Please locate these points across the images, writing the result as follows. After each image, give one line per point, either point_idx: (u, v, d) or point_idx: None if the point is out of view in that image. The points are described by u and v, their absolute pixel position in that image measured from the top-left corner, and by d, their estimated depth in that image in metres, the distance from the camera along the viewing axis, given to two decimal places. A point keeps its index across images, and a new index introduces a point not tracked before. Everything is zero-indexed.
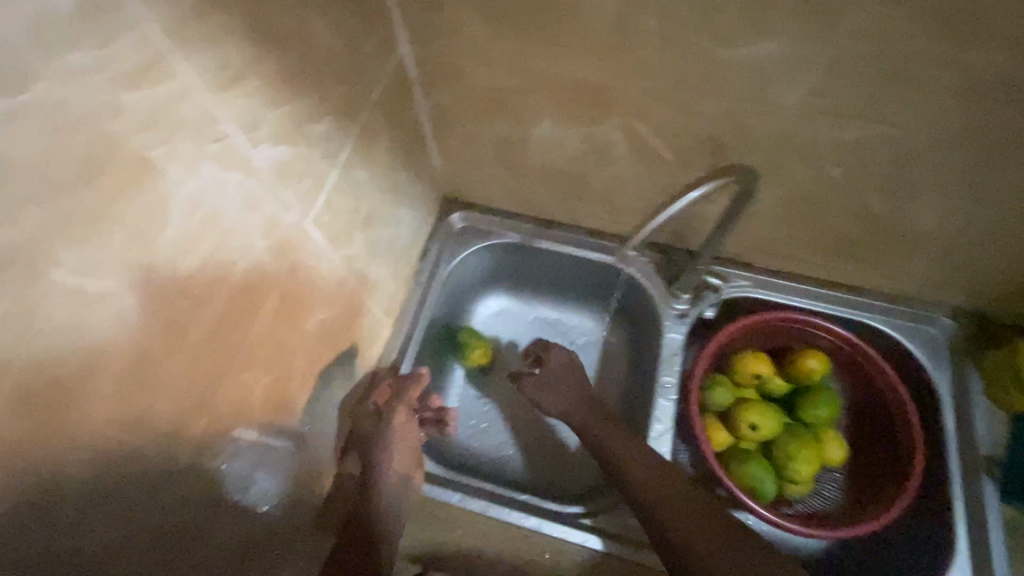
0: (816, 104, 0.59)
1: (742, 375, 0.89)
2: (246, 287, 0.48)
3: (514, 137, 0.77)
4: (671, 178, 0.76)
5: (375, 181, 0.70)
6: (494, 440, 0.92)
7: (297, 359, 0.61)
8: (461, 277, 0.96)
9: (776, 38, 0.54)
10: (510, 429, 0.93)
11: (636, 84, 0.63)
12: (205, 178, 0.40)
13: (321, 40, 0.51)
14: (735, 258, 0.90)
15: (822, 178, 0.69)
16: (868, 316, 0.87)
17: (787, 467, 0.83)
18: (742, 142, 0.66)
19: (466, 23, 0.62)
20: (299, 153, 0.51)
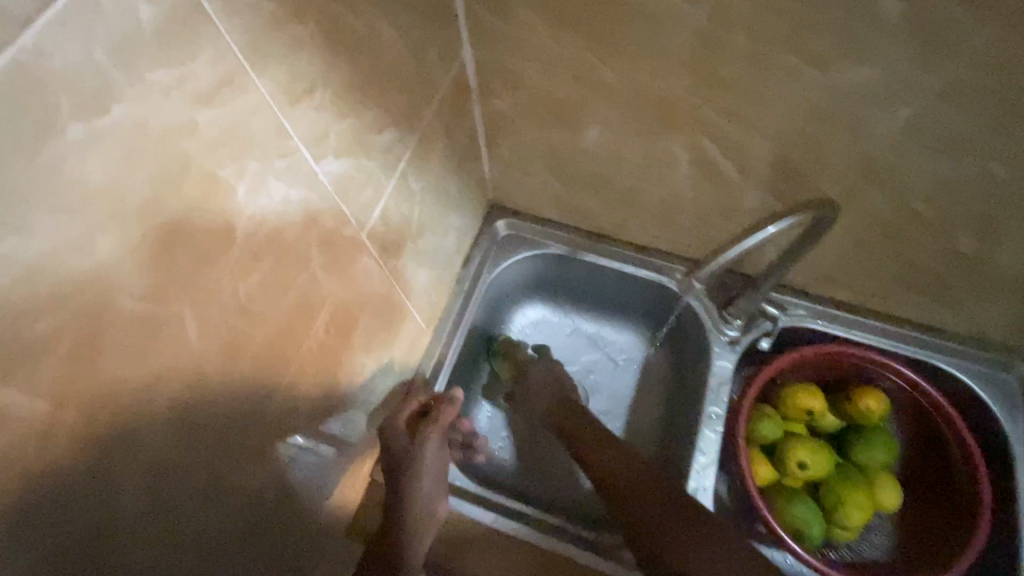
0: (913, 135, 0.54)
1: (792, 408, 0.85)
2: (302, 303, 0.47)
3: (572, 149, 0.74)
4: (736, 200, 0.71)
5: (427, 188, 0.68)
6: (527, 455, 0.91)
7: (342, 371, 0.59)
8: (503, 286, 0.94)
9: (879, 64, 0.49)
10: (542, 445, 0.92)
11: (712, 104, 0.59)
12: (271, 197, 0.39)
13: (389, 47, 0.48)
14: (794, 286, 0.86)
15: (906, 211, 0.64)
16: (935, 357, 0.82)
17: (836, 511, 0.79)
18: (822, 169, 0.62)
19: (534, 32, 0.58)
20: (359, 165, 0.49)
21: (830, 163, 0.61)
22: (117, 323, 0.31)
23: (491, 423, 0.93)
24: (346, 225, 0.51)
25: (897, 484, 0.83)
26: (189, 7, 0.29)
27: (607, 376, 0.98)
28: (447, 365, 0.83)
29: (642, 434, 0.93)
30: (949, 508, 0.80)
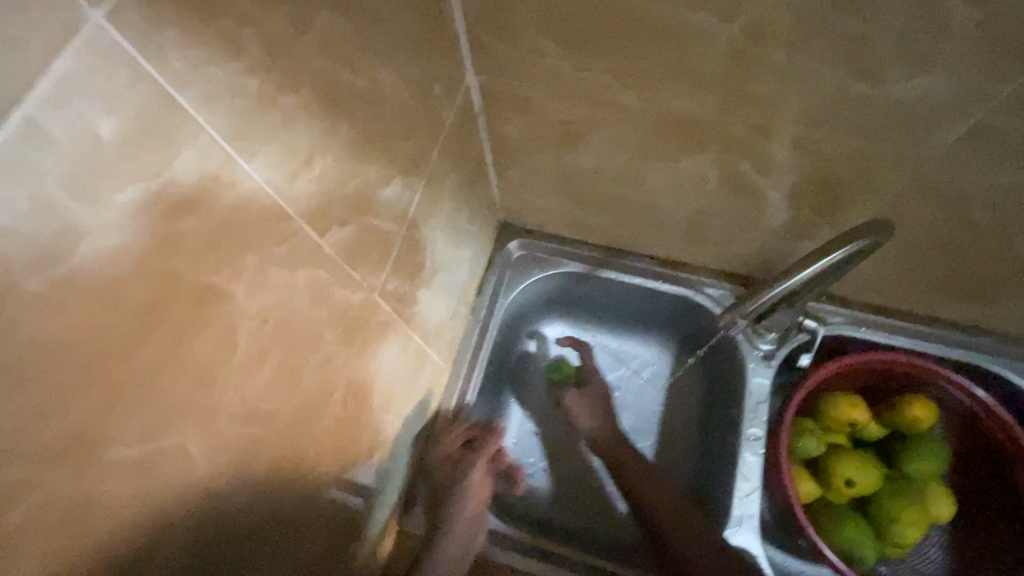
0: (973, 143, 0.49)
1: (833, 420, 0.80)
2: (318, 385, 0.43)
3: (589, 169, 0.69)
4: (769, 215, 0.67)
5: (439, 227, 0.63)
6: (555, 481, 0.87)
7: (366, 436, 0.55)
8: (520, 310, 0.89)
9: (937, 73, 0.44)
10: (570, 472, 0.87)
11: (745, 120, 0.54)
12: (275, 287, 0.35)
13: (390, 95, 0.44)
14: (828, 293, 0.81)
15: (960, 220, 0.58)
16: (985, 360, 0.77)
17: (889, 529, 0.75)
18: (867, 181, 0.57)
19: (547, 55, 0.53)
20: (368, 226, 0.45)
21: (877, 175, 0.56)
22: (112, 471, 0.27)
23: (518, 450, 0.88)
24: (358, 290, 0.46)
25: (951, 491, 0.78)
26: (159, 109, 0.25)
27: (633, 393, 0.93)
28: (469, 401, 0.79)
29: (676, 456, 0.89)
30: (1005, 517, 0.75)
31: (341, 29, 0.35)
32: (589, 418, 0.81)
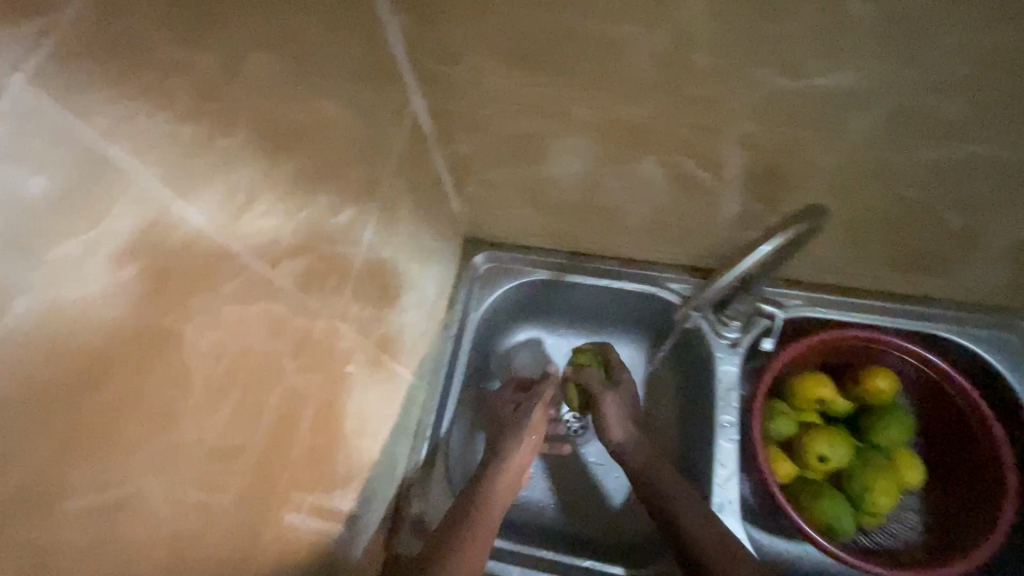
0: (892, 127, 0.52)
1: (802, 400, 0.82)
2: (282, 417, 0.43)
3: (543, 179, 0.71)
4: (718, 209, 0.69)
5: (399, 250, 0.64)
6: (543, 485, 0.86)
7: (340, 463, 0.55)
8: (492, 321, 0.89)
9: (848, 65, 0.47)
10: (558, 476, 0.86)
11: (683, 122, 0.56)
12: (228, 324, 0.35)
13: (334, 127, 0.45)
14: (783, 277, 0.85)
15: (892, 199, 0.62)
16: (935, 327, 0.81)
17: (864, 499, 0.77)
18: (803, 170, 0.60)
19: (488, 76, 0.55)
20: (322, 255, 0.46)
21: (811, 164, 0.58)
22: (70, 523, 0.27)
23: None
24: (317, 320, 0.47)
25: (916, 456, 0.81)
26: (90, 163, 0.26)
27: None
28: (447, 416, 0.79)
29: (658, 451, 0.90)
30: (970, 476, 0.77)
31: (276, 70, 0.36)
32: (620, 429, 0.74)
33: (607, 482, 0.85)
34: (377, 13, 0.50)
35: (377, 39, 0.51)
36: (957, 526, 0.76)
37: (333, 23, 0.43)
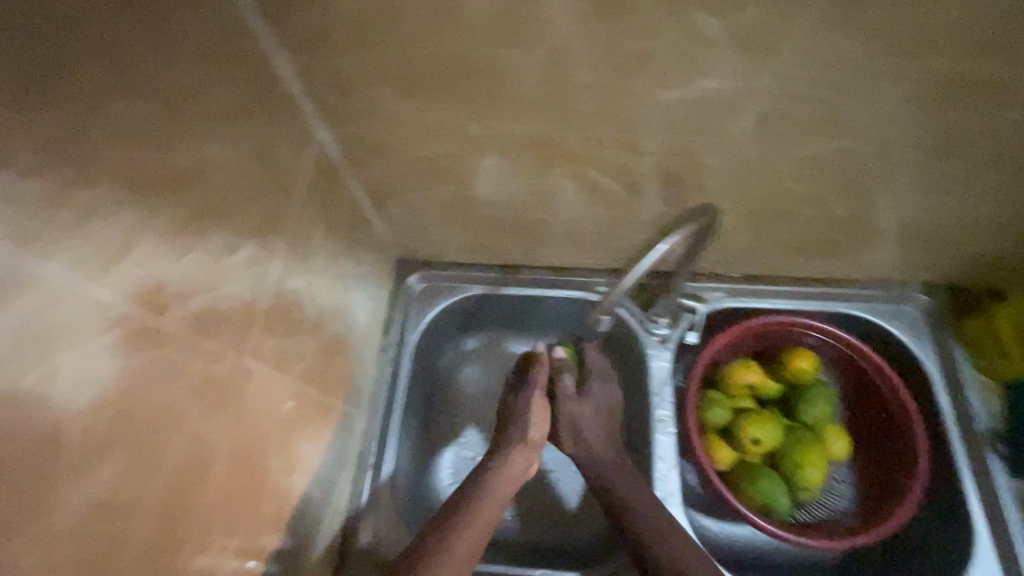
0: (766, 129, 0.56)
1: (733, 387, 0.84)
2: (185, 465, 0.42)
3: (459, 198, 0.73)
4: (630, 215, 0.72)
5: (315, 281, 0.64)
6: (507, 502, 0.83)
7: (266, 501, 0.55)
8: (431, 340, 0.88)
9: (712, 75, 0.50)
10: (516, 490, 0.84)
11: (577, 135, 0.59)
12: (106, 375, 0.35)
13: (219, 167, 0.45)
14: (706, 271, 0.88)
15: (782, 193, 0.66)
16: (847, 307, 0.85)
17: (796, 476, 0.80)
18: (697, 173, 0.63)
19: (384, 103, 0.57)
20: (217, 295, 0.45)
21: (703, 166, 0.62)
22: None
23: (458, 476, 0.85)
24: (220, 361, 0.46)
25: (843, 429, 0.85)
26: None
27: None
28: (391, 443, 0.77)
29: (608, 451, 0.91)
30: (890, 442, 0.82)
31: (140, 120, 0.37)
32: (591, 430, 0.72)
33: (562, 485, 0.85)
34: (261, 50, 0.51)
35: (264, 75, 0.51)
36: (883, 489, 0.80)
37: (207, 67, 0.43)
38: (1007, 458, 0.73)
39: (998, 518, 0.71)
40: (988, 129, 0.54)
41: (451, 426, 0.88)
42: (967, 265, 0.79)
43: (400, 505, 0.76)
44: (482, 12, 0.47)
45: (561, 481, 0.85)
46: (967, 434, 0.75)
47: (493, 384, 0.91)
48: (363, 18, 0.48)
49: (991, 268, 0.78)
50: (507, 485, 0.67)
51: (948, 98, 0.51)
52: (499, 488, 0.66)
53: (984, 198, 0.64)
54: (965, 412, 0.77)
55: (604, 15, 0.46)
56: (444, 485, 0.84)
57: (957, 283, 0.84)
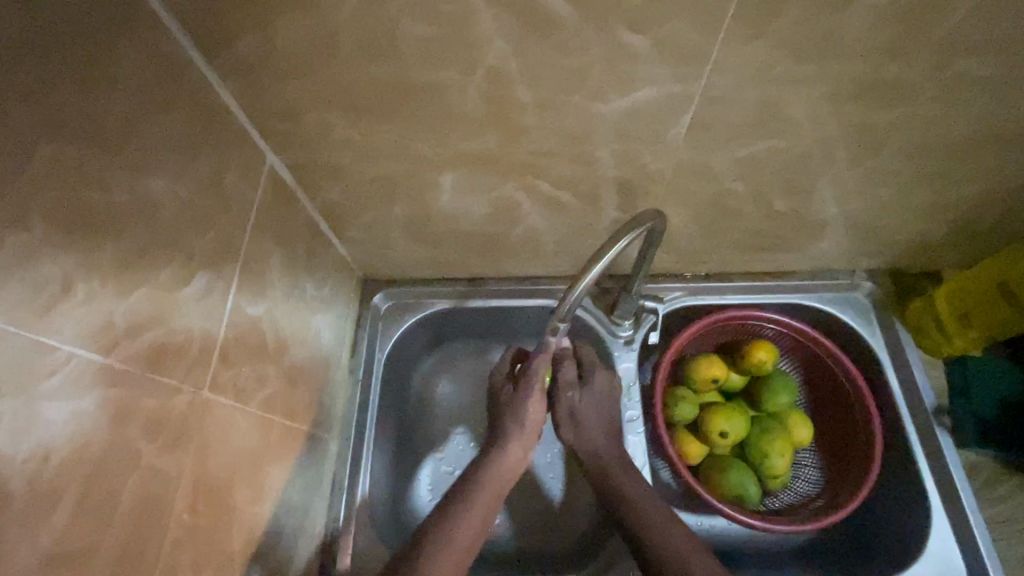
0: (702, 134, 0.59)
1: (699, 382, 0.85)
2: (144, 504, 0.42)
3: (416, 215, 0.73)
4: (585, 221, 0.74)
5: (275, 306, 0.64)
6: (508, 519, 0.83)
7: (235, 533, 0.54)
8: (400, 358, 0.88)
9: (645, 87, 0.53)
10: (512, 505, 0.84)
11: (524, 149, 0.61)
12: (53, 420, 0.35)
13: (164, 200, 0.45)
14: (665, 271, 0.91)
15: (726, 192, 0.69)
16: (799, 297, 0.88)
17: (764, 464, 0.82)
18: (643, 178, 0.66)
19: (333, 127, 0.58)
20: (169, 328, 0.45)
21: (648, 172, 0.65)
22: None
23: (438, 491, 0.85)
24: (177, 395, 0.46)
25: (806, 415, 0.88)
26: None
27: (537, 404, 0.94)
28: (365, 466, 0.77)
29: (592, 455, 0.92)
30: (847, 423, 0.85)
31: (74, 164, 0.37)
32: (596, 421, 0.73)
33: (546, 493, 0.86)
34: (202, 82, 0.51)
35: (205, 107, 0.51)
36: (845, 469, 0.83)
37: (143, 104, 0.43)
38: (954, 431, 0.77)
39: (951, 490, 0.74)
40: (906, 126, 0.58)
41: (426, 443, 0.88)
42: (906, 251, 0.83)
43: (380, 529, 0.75)
44: (418, 38, 0.48)
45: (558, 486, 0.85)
46: (917, 411, 0.79)
47: (466, 397, 0.92)
48: (302, 47, 0.49)
49: (927, 252, 0.83)
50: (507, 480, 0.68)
51: (866, 99, 0.54)
52: (496, 488, 0.67)
53: (911, 188, 0.68)
54: (914, 391, 0.81)
55: (536, 36, 0.48)
56: (423, 503, 0.84)
57: (898, 268, 0.88)
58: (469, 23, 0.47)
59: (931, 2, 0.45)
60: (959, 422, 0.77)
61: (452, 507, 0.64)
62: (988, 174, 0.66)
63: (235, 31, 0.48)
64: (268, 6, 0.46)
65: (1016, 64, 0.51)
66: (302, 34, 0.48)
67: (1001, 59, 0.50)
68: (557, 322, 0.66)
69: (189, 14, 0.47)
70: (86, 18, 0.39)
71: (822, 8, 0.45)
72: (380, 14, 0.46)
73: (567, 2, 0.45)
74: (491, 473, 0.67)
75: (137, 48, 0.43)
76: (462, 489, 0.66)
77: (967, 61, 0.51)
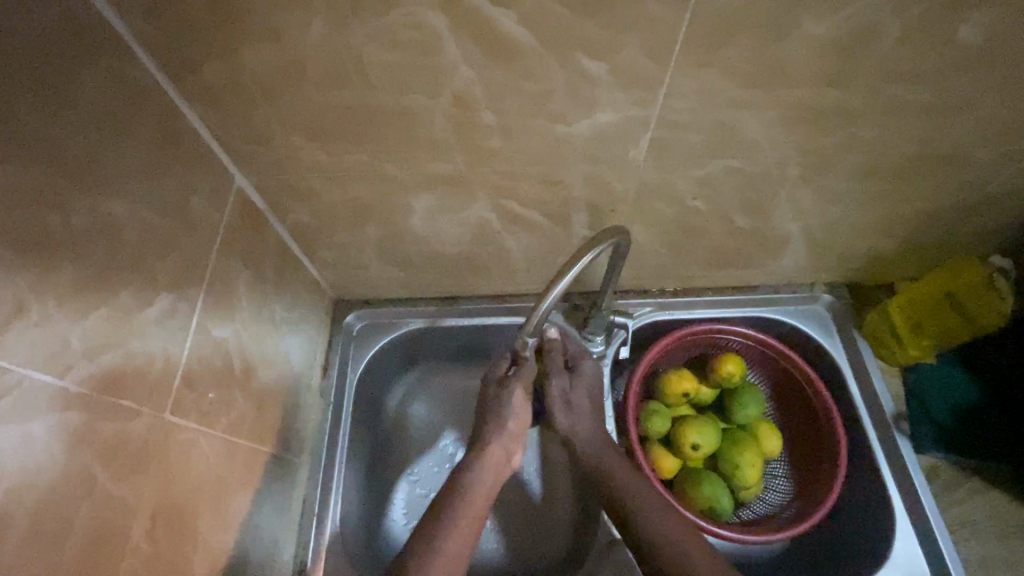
0: (661, 156, 0.61)
1: (671, 396, 0.87)
2: (99, 534, 0.40)
3: (387, 236, 0.74)
4: (556, 240, 0.76)
5: (243, 329, 0.63)
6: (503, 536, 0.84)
7: (197, 563, 0.52)
8: (373, 379, 0.87)
9: (605, 111, 0.55)
10: (507, 519, 0.85)
11: (492, 170, 0.62)
12: (4, 446, 0.34)
13: (126, 222, 0.45)
14: (635, 287, 0.93)
15: (688, 211, 0.71)
16: (765, 311, 0.91)
17: (736, 476, 0.83)
18: (609, 198, 0.68)
19: (302, 149, 0.59)
20: (128, 351, 0.44)
21: (612, 192, 0.67)
22: None
23: (411, 516, 0.84)
24: (137, 419, 0.45)
25: (775, 427, 0.90)
26: None
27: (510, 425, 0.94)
28: (337, 491, 0.76)
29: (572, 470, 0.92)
30: (813, 433, 0.87)
31: (34, 189, 0.37)
32: (567, 430, 0.73)
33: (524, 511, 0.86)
34: (169, 106, 0.51)
35: (171, 129, 0.51)
36: (812, 479, 0.85)
37: (105, 126, 0.44)
38: (911, 437, 0.80)
39: (913, 496, 0.76)
40: (850, 147, 0.62)
41: (400, 467, 0.87)
42: (861, 266, 0.87)
43: (354, 556, 0.74)
44: (385, 64, 0.49)
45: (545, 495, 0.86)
46: (878, 419, 0.82)
47: (441, 417, 0.91)
48: (270, 72, 0.50)
49: (880, 266, 0.87)
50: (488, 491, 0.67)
51: (813, 122, 0.58)
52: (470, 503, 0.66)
53: (860, 206, 0.72)
54: (875, 399, 0.83)
55: (498, 62, 0.50)
56: (399, 527, 0.83)
57: (854, 281, 0.91)
58: (434, 50, 0.48)
59: (864, 34, 0.49)
60: (916, 426, 0.80)
61: (423, 530, 0.63)
62: (930, 192, 0.70)
63: (202, 57, 0.48)
64: (235, 32, 0.47)
65: (945, 91, 0.55)
66: (269, 60, 0.49)
67: (932, 86, 0.54)
68: (524, 335, 0.67)
69: (157, 40, 0.47)
70: (48, 43, 0.39)
71: (765, 38, 0.48)
72: (347, 40, 0.47)
73: (527, 31, 0.47)
74: (462, 491, 0.67)
75: (102, 72, 0.44)
76: (433, 510, 0.65)
77: (901, 88, 0.54)
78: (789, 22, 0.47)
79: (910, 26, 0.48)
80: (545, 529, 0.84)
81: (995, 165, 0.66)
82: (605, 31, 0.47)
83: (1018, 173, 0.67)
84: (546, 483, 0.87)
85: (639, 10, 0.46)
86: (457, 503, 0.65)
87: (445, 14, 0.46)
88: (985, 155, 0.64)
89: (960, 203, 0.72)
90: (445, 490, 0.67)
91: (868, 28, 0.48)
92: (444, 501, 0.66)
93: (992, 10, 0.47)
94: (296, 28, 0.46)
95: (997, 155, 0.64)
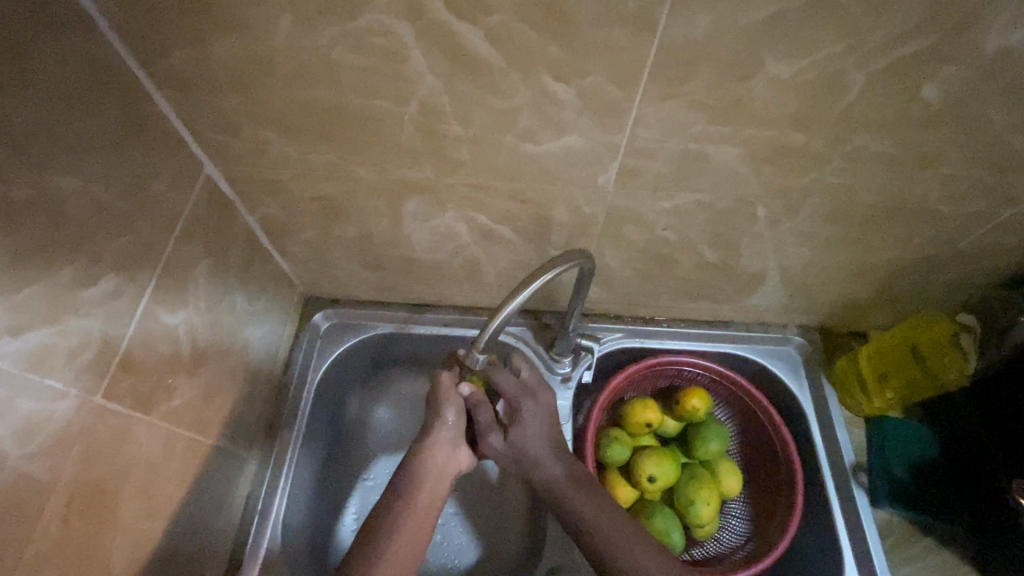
0: (629, 183, 0.61)
1: (634, 425, 0.83)
2: (4, 512, 0.40)
3: (357, 237, 0.73)
4: (525, 256, 0.75)
5: (198, 318, 0.62)
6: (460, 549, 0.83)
7: (116, 550, 0.51)
8: (337, 379, 0.86)
9: (573, 134, 0.55)
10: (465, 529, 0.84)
11: (461, 181, 0.62)
12: None
13: (73, 200, 0.45)
14: (607, 312, 0.91)
15: (658, 239, 0.71)
16: (736, 348, 0.89)
17: (690, 513, 0.80)
18: (577, 220, 0.68)
19: (271, 143, 0.59)
20: (61, 328, 0.45)
21: (581, 214, 0.67)
22: None
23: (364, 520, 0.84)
24: (63, 397, 0.45)
25: (737, 465, 0.87)
26: None
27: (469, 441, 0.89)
28: (285, 488, 0.74)
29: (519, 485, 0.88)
30: (772, 476, 0.85)
31: None
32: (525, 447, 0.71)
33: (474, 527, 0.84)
34: (136, 88, 0.52)
35: (136, 111, 0.52)
36: (768, 523, 0.83)
37: (65, 102, 0.44)
38: (869, 490, 0.78)
39: (864, 549, 0.75)
40: (819, 191, 0.62)
41: (358, 469, 0.87)
42: (835, 310, 0.85)
43: (293, 556, 0.73)
44: (353, 66, 0.50)
45: (492, 508, 0.85)
46: (837, 467, 0.80)
47: (403, 424, 0.90)
48: (239, 64, 0.50)
49: (853, 314, 0.86)
50: (428, 507, 0.65)
51: (781, 163, 0.58)
52: (417, 510, 0.64)
53: (831, 250, 0.72)
54: (836, 447, 0.82)
55: (466, 75, 0.50)
56: (348, 530, 0.82)
57: (828, 326, 0.90)
58: (400, 57, 0.49)
59: (830, 80, 0.49)
60: (874, 478, 0.79)
61: (359, 535, 0.62)
62: (901, 242, 0.70)
63: (171, 43, 0.49)
64: (208, 23, 0.47)
65: (910, 144, 0.55)
66: (240, 54, 0.49)
67: (898, 137, 0.55)
68: (476, 353, 0.64)
69: (129, 25, 0.47)
70: (12, 16, 0.39)
71: (730, 76, 0.49)
72: (315, 40, 0.48)
73: (493, 47, 0.47)
74: (401, 496, 0.65)
75: (68, 49, 0.44)
76: (376, 515, 0.64)
77: (867, 137, 0.55)
78: (753, 62, 0.48)
79: (873, 76, 0.49)
80: (495, 541, 0.83)
81: (963, 222, 0.66)
82: (572, 54, 0.48)
83: (984, 232, 0.67)
84: (497, 501, 0.86)
85: (602, 37, 0.46)
86: (394, 499, 0.65)
87: (411, 24, 0.46)
88: (952, 211, 0.64)
89: (930, 256, 0.72)
90: (386, 496, 0.65)
91: (835, 75, 0.49)
92: (381, 507, 0.64)
93: (956, 68, 0.48)
94: (265, 24, 0.47)
95: (964, 213, 0.64)
